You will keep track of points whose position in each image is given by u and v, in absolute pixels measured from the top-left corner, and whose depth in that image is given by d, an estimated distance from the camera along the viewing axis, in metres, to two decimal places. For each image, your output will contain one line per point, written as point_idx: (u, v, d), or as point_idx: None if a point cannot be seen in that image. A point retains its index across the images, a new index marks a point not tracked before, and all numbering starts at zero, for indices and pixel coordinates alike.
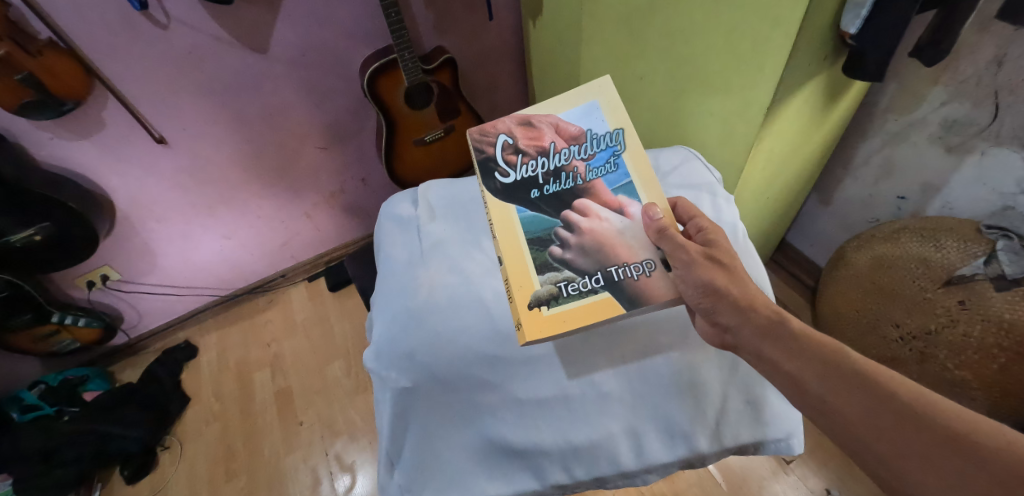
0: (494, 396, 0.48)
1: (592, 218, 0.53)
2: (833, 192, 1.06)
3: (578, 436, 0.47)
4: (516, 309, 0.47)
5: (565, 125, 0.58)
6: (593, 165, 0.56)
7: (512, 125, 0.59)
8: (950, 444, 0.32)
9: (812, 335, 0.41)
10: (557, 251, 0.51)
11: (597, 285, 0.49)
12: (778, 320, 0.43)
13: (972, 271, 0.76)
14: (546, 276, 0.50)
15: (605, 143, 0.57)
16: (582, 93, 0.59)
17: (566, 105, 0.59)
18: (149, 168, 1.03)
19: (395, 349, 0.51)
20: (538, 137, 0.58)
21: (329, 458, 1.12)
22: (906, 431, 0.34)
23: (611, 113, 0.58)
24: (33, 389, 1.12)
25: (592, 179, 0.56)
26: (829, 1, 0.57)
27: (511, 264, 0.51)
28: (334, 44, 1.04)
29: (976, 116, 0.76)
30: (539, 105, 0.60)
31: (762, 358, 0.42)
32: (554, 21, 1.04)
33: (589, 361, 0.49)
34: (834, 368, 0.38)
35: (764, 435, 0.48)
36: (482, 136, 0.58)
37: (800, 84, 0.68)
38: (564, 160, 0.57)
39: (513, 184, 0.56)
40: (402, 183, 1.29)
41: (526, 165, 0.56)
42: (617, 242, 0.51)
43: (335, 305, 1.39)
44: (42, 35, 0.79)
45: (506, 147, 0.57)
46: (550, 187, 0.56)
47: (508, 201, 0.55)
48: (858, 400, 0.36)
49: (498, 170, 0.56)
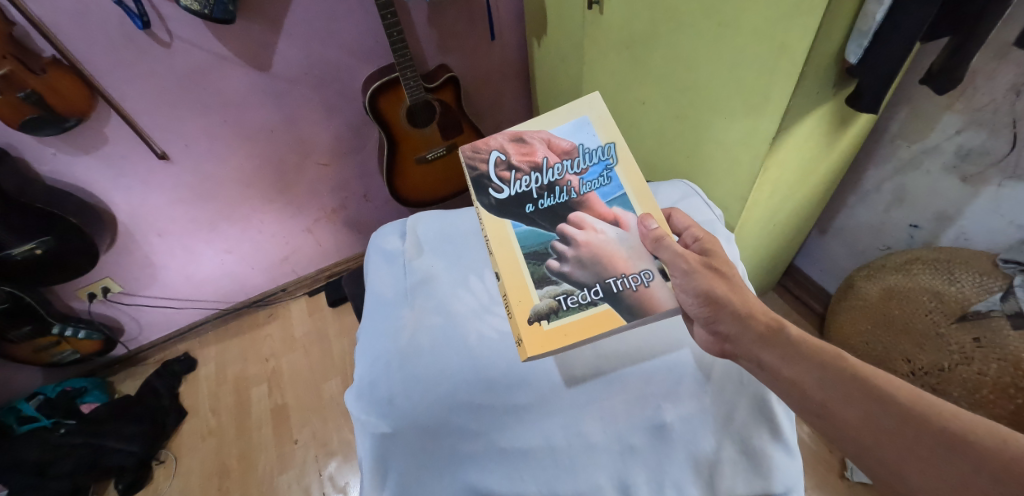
0: (476, 443, 0.46)
1: (588, 230, 0.51)
2: (842, 217, 1.03)
3: (564, 488, 0.45)
4: (516, 325, 0.46)
5: (557, 140, 0.56)
6: (586, 179, 0.54)
7: (503, 141, 0.57)
8: (946, 444, 0.32)
9: (810, 342, 0.42)
10: (555, 264, 0.49)
11: (596, 297, 0.47)
12: (777, 327, 0.44)
13: (988, 307, 0.72)
14: (544, 289, 0.48)
15: (597, 157, 0.55)
16: (572, 109, 0.58)
17: (556, 121, 0.57)
18: (152, 183, 1.03)
19: (376, 392, 0.50)
20: (530, 153, 0.56)
21: (323, 479, 1.10)
22: (904, 431, 0.34)
23: (603, 128, 0.56)
24: (31, 399, 1.13)
25: (586, 192, 0.54)
26: (836, 28, 0.54)
27: (508, 278, 0.49)
28: (337, 62, 1.04)
29: (992, 146, 0.73)
30: (530, 121, 0.58)
31: (761, 366, 0.43)
32: (558, 41, 1.03)
33: (578, 411, 0.48)
34: (832, 372, 0.39)
35: (762, 488, 0.45)
36: (474, 153, 0.56)
37: (809, 111, 0.65)
38: (557, 175, 0.55)
39: (507, 200, 0.54)
40: (403, 200, 1.28)
41: (520, 181, 0.54)
42: (614, 253, 0.50)
43: (335, 321, 1.38)
44: (46, 53, 0.79)
45: (499, 163, 0.55)
46: (545, 201, 0.53)
47: (504, 217, 0.53)
48: (855, 404, 0.36)
49: (492, 186, 0.54)
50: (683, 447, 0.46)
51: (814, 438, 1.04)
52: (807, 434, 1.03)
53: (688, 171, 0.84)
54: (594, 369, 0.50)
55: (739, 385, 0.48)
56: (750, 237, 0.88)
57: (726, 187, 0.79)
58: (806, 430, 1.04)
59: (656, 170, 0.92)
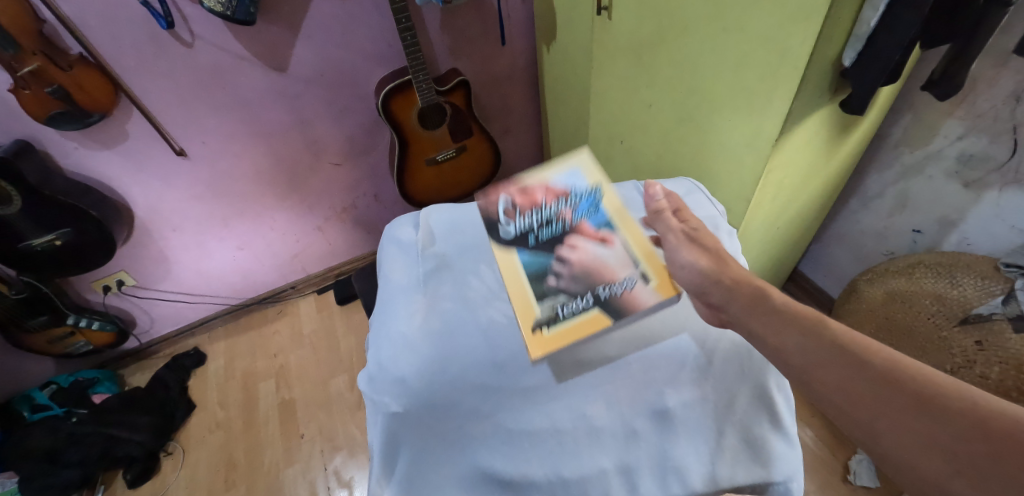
0: (484, 425, 0.48)
1: (581, 248, 0.58)
2: (845, 223, 1.05)
3: (567, 470, 0.45)
4: (522, 332, 0.51)
5: (554, 186, 0.63)
6: (580, 215, 0.60)
7: (508, 186, 0.63)
8: (918, 403, 0.33)
9: (794, 308, 0.43)
10: (553, 281, 0.55)
11: (588, 304, 0.53)
12: (764, 296, 0.45)
13: (989, 310, 0.73)
14: (545, 302, 0.53)
15: (588, 198, 0.62)
16: (566, 162, 0.66)
17: (552, 171, 0.65)
18: (169, 180, 1.06)
19: (390, 374, 0.51)
20: (531, 195, 0.62)
21: (328, 473, 1.11)
22: (878, 392, 0.34)
23: (592, 177, 0.64)
24: (45, 388, 1.16)
25: (579, 225, 0.59)
26: (837, 34, 0.56)
27: (515, 292, 0.55)
28: (352, 65, 1.07)
29: (993, 152, 0.74)
30: (530, 170, 0.65)
31: (751, 336, 0.44)
32: (567, 47, 1.06)
33: (582, 395, 0.49)
34: (814, 337, 0.39)
35: (763, 477, 0.45)
36: (484, 200, 0.62)
37: (809, 116, 0.66)
38: (554, 212, 0.60)
39: (513, 236, 0.59)
40: (412, 201, 1.31)
41: (523, 218, 0.60)
42: (603, 266, 0.56)
43: (343, 319, 1.40)
44: (73, 51, 0.82)
45: (504, 205, 0.61)
46: (544, 234, 0.59)
47: (511, 250, 0.58)
48: (835, 366, 0.37)
49: (499, 224, 0.60)
50: (684, 432, 0.47)
51: (817, 442, 1.04)
52: (810, 438, 1.04)
53: (693, 174, 0.86)
54: (600, 354, 0.52)
55: (742, 371, 0.50)
56: (755, 240, 0.89)
57: (730, 192, 0.81)
58: (809, 435, 1.05)
59: (662, 172, 0.94)
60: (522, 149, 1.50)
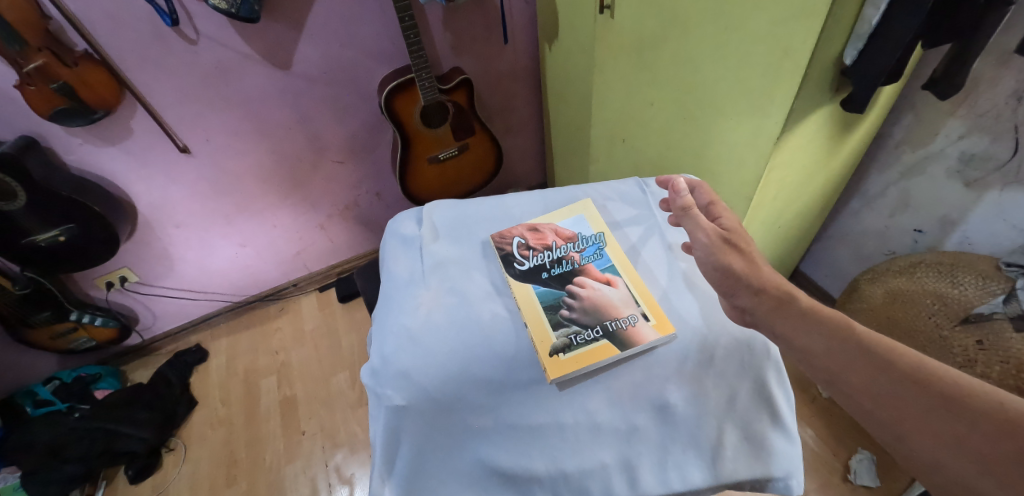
0: (486, 419, 0.48)
1: (589, 288, 0.58)
2: (846, 222, 1.05)
3: (568, 464, 0.46)
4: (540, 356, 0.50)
5: (562, 230, 0.65)
6: (586, 254, 0.62)
7: (523, 230, 0.65)
8: (944, 404, 0.33)
9: (820, 311, 0.43)
10: (566, 312, 0.56)
11: (597, 335, 0.53)
12: (788, 298, 0.45)
13: (990, 309, 0.73)
14: (560, 330, 0.53)
15: (592, 241, 0.64)
16: (571, 209, 0.68)
17: (559, 216, 0.67)
18: (173, 176, 1.06)
19: (392, 367, 0.51)
20: (542, 238, 0.64)
21: (329, 469, 1.12)
22: (904, 394, 0.35)
23: (597, 223, 0.66)
24: (48, 383, 1.16)
25: (586, 263, 0.61)
26: (837, 33, 0.57)
27: (530, 317, 0.55)
28: (355, 63, 1.07)
29: (995, 151, 0.74)
30: (539, 216, 0.68)
31: (776, 336, 0.45)
32: (569, 46, 1.06)
33: (584, 392, 0.49)
34: (839, 339, 0.40)
35: (762, 472, 0.46)
36: (501, 239, 0.64)
37: (811, 114, 0.66)
38: (564, 252, 0.63)
39: (528, 270, 0.60)
40: (414, 199, 1.31)
41: (537, 256, 0.62)
42: (610, 303, 0.57)
43: (345, 317, 1.41)
44: (79, 47, 0.83)
45: (520, 245, 0.63)
46: (556, 269, 0.61)
47: (526, 282, 0.59)
48: (861, 368, 0.38)
49: (515, 260, 0.61)
50: (684, 427, 0.48)
51: (818, 441, 1.04)
52: (810, 437, 1.04)
53: (696, 173, 0.86)
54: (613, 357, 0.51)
55: (743, 367, 0.50)
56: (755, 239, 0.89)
57: (733, 190, 0.81)
58: (809, 434, 1.05)
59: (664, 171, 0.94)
60: (523, 148, 1.51)
